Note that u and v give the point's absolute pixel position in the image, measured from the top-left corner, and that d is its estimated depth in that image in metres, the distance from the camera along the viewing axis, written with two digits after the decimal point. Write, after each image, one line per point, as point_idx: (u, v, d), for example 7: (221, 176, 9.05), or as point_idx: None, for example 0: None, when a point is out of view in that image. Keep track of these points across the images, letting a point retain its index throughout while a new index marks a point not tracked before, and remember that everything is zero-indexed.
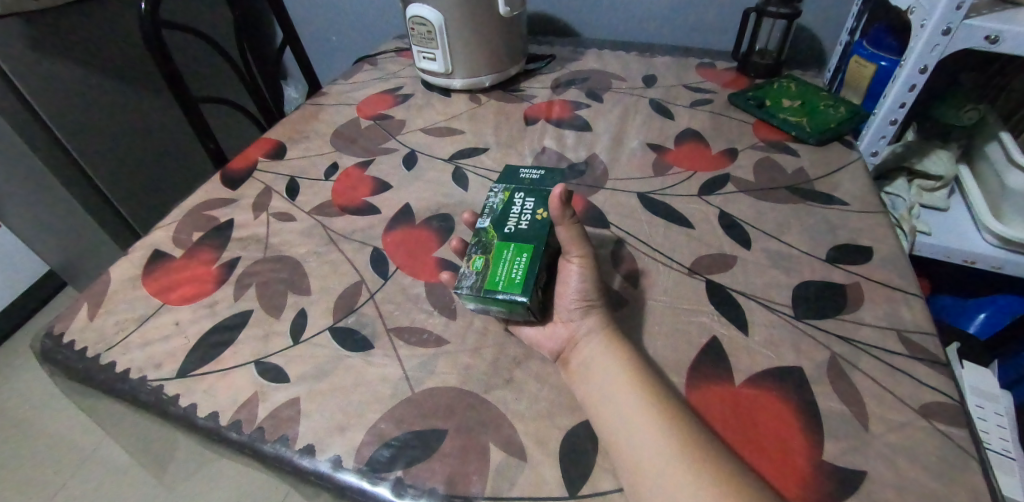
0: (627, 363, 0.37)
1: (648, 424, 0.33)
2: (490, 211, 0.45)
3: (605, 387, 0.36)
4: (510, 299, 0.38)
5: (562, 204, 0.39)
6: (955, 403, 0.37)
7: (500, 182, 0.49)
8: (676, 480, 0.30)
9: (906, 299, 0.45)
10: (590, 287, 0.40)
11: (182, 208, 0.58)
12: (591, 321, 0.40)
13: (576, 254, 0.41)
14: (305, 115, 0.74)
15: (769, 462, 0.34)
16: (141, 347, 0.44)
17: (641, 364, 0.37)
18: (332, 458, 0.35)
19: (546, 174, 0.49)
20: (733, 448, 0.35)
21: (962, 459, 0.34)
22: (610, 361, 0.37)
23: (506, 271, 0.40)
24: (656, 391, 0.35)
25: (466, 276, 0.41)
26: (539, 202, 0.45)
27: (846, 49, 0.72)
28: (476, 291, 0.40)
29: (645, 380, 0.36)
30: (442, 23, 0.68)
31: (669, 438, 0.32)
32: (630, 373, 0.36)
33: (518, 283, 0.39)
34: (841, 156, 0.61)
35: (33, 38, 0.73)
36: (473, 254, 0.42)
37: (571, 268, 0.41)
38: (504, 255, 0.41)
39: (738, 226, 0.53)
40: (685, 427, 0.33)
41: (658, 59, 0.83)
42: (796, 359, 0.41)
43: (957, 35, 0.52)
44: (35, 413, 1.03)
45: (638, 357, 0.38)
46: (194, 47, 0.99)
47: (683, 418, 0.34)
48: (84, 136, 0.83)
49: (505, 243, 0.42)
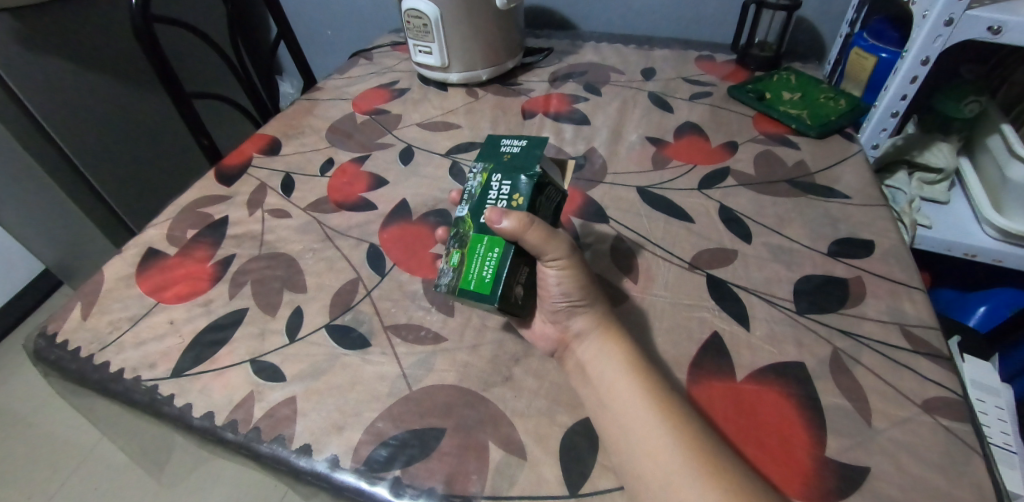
0: (630, 364, 0.36)
1: (651, 429, 0.32)
2: (468, 198, 0.39)
3: (603, 393, 0.35)
4: (482, 301, 0.36)
5: (506, 219, 0.34)
6: (959, 398, 0.37)
7: (479, 159, 0.41)
8: (679, 486, 0.29)
9: (908, 293, 0.44)
10: (572, 284, 0.37)
11: (176, 206, 0.57)
12: (582, 321, 0.38)
13: (550, 256, 0.36)
14: (300, 110, 0.73)
15: (773, 460, 0.34)
16: (135, 347, 0.44)
17: (644, 365, 0.36)
18: (329, 458, 0.35)
19: (529, 144, 0.39)
20: (736, 445, 0.35)
21: (965, 454, 0.34)
22: (610, 363, 0.36)
23: (478, 269, 0.37)
24: (660, 394, 0.34)
25: (444, 272, 0.39)
26: (519, 184, 0.37)
27: (846, 41, 0.72)
28: (452, 291, 0.38)
29: (649, 381, 0.35)
30: (437, 16, 0.67)
31: (675, 443, 0.31)
32: (632, 373, 0.35)
33: (488, 283, 0.36)
34: (842, 149, 0.61)
35: (23, 35, 0.72)
36: (451, 248, 0.39)
37: (549, 274, 0.38)
38: (477, 250, 0.37)
39: (738, 220, 0.53)
40: (690, 429, 0.32)
41: (657, 51, 0.82)
42: (798, 354, 0.40)
43: (960, 25, 0.52)
44: (34, 412, 1.03)
45: (641, 356, 0.36)
46: (187, 42, 0.98)
47: (689, 420, 0.33)
48: (74, 131, 0.82)
49: (479, 236, 0.37)
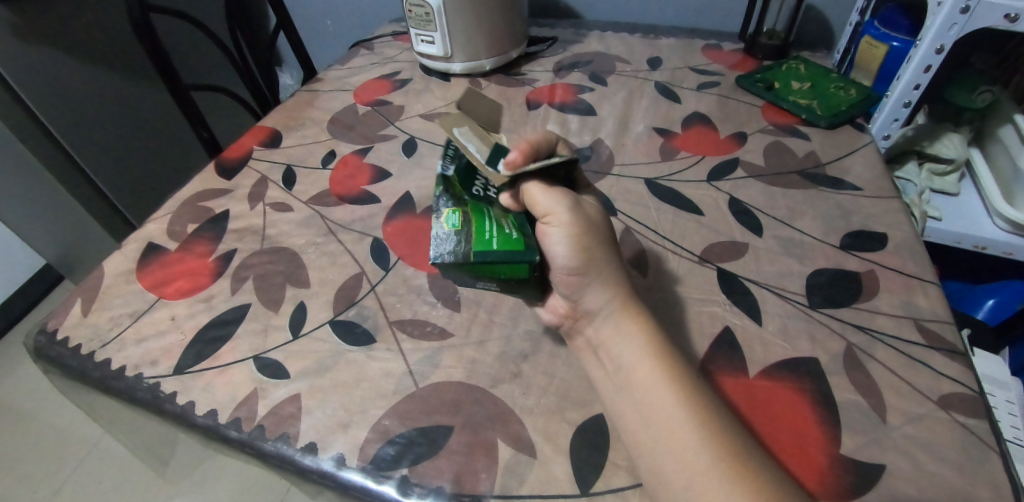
0: (653, 354, 0.32)
1: (678, 427, 0.29)
2: (455, 157, 0.39)
3: (625, 382, 0.32)
4: (516, 257, 0.34)
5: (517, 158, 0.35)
6: (975, 394, 0.36)
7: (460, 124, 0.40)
8: (705, 490, 0.27)
9: (923, 287, 0.44)
10: (572, 252, 0.35)
11: (176, 200, 0.56)
12: (593, 299, 0.35)
13: (546, 215, 0.35)
14: (301, 102, 0.72)
15: (809, 470, 0.32)
16: (136, 343, 0.43)
17: (668, 349, 0.33)
18: (335, 456, 0.34)
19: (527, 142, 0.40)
20: (773, 453, 0.33)
21: (982, 451, 0.33)
22: (631, 348, 0.33)
23: (496, 231, 0.35)
24: (687, 387, 0.31)
25: (443, 237, 0.35)
26: None
27: (856, 29, 0.70)
28: (468, 254, 0.34)
29: (677, 374, 0.32)
30: (440, 5, 0.66)
31: (703, 444, 0.29)
32: (654, 358, 0.32)
33: (516, 241, 0.35)
34: (853, 139, 0.60)
35: (16, 25, 0.70)
36: (444, 212, 0.36)
37: (549, 236, 0.35)
38: (486, 215, 0.36)
39: (748, 213, 0.52)
40: (716, 426, 0.29)
41: (664, 40, 0.80)
42: (812, 350, 0.40)
43: (976, 12, 0.50)
44: (36, 409, 1.03)
45: (665, 340, 0.34)
46: (181, 31, 0.96)
47: (718, 419, 0.30)
48: (71, 124, 0.80)
49: (480, 204, 0.37)
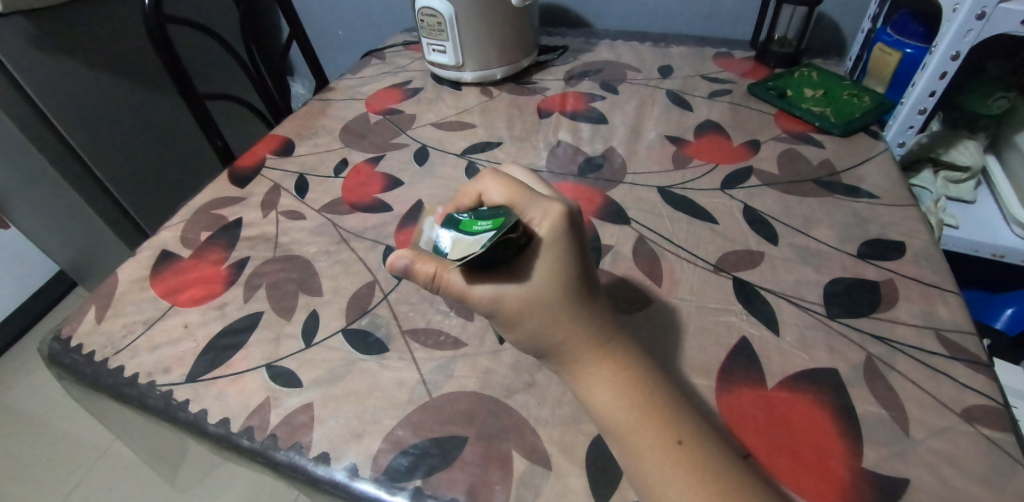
0: (632, 421, 0.30)
1: (652, 456, 0.29)
2: None
3: (607, 434, 0.32)
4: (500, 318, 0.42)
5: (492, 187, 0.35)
6: (999, 406, 0.35)
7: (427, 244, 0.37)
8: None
9: (943, 296, 0.43)
10: (512, 330, 0.33)
11: (189, 207, 0.57)
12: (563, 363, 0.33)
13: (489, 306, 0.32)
14: (314, 110, 0.73)
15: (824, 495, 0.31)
16: (150, 351, 0.43)
17: (645, 394, 0.31)
18: (348, 466, 0.34)
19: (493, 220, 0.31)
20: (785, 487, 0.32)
21: (1010, 466, 0.32)
22: (607, 407, 0.31)
23: None
24: (670, 454, 0.29)
25: None
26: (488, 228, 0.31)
27: (869, 36, 0.70)
28: None
29: (664, 431, 0.30)
30: (452, 15, 0.66)
31: (676, 470, 0.28)
32: (630, 413, 0.31)
33: None
34: (867, 147, 0.59)
35: (34, 35, 0.72)
36: None
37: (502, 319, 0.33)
38: None
39: (763, 221, 0.51)
40: (689, 444, 0.29)
41: (674, 49, 0.80)
42: (831, 361, 0.39)
43: (992, 19, 0.50)
44: (49, 414, 1.03)
45: (637, 396, 0.31)
46: (195, 40, 0.97)
47: (707, 463, 0.29)
48: (86, 133, 0.81)
49: None
